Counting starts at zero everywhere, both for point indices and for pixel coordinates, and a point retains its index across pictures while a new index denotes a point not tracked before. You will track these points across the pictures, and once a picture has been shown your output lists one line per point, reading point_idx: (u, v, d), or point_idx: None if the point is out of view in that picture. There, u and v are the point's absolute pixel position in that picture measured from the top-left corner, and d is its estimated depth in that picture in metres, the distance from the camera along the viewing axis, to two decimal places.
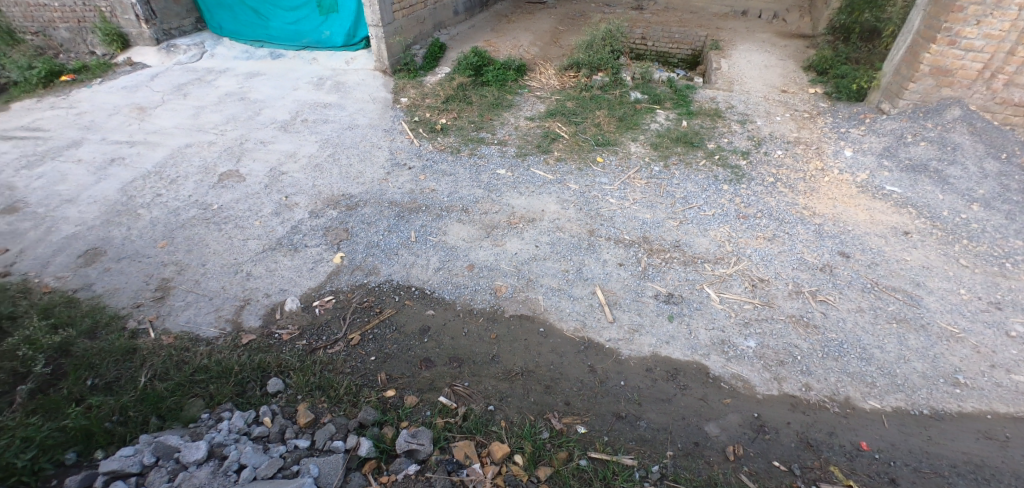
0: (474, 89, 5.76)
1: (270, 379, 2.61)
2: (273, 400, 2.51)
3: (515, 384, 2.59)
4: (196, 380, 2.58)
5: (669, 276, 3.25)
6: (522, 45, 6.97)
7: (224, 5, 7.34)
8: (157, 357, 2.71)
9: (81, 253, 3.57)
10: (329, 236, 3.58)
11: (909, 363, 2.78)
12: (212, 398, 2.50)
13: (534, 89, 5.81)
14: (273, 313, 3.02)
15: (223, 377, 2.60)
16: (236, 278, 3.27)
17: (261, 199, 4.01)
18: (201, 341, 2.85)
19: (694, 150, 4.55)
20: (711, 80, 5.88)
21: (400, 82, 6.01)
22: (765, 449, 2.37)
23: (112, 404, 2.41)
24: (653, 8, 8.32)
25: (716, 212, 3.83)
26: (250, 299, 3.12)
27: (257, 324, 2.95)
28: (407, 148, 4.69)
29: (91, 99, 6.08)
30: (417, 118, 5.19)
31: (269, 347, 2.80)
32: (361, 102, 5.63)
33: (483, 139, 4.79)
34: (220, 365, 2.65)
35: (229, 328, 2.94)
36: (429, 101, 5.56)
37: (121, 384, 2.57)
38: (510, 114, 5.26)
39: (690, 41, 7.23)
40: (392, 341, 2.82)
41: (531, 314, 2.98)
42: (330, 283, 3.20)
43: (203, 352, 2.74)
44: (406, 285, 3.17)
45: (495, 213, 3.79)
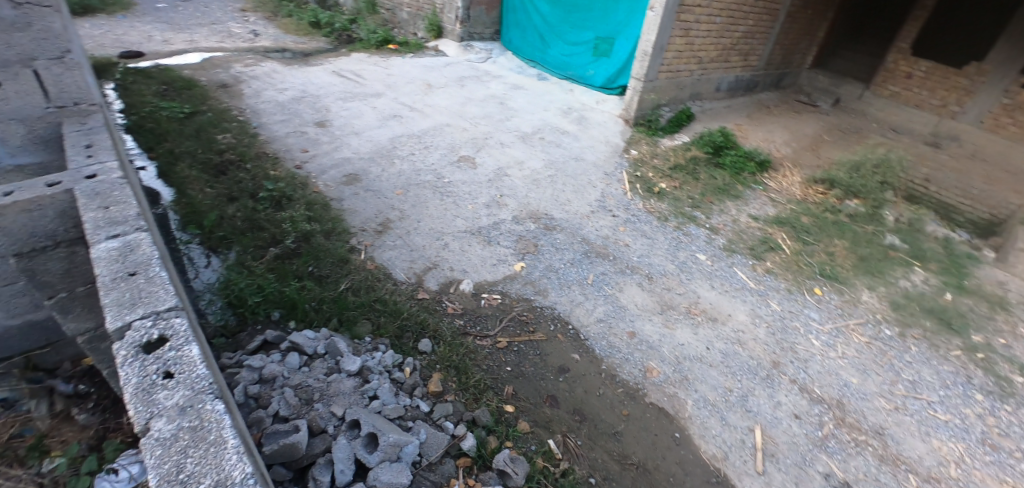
0: (707, 166, 5.56)
1: (424, 338, 2.89)
2: (418, 356, 2.77)
3: (625, 473, 2.40)
4: (375, 307, 3.01)
5: (854, 462, 2.65)
6: (775, 141, 6.50)
7: (520, 25, 8.50)
8: (360, 274, 3.26)
9: (346, 175, 4.48)
10: (519, 245, 3.83)
11: None
12: (379, 328, 2.89)
13: (771, 189, 5.36)
14: (450, 285, 3.35)
15: (393, 315, 2.98)
16: (436, 244, 3.72)
17: (480, 189, 4.51)
18: (391, 279, 3.31)
19: (950, 334, 3.64)
20: (1007, 260, 4.64)
21: (636, 135, 6.15)
22: None
23: (317, 293, 2.98)
24: (954, 151, 6.97)
25: (952, 420, 3.00)
26: (438, 265, 3.52)
27: (434, 288, 3.31)
28: (618, 196, 4.77)
29: (401, 66, 7.62)
30: (639, 173, 5.24)
31: (434, 311, 3.11)
32: (595, 140, 5.92)
33: (695, 218, 4.59)
34: (395, 305, 3.04)
35: (414, 280, 3.35)
36: (657, 161, 5.57)
37: (329, 281, 3.15)
38: (733, 204, 4.94)
39: (995, 204, 5.84)
40: (531, 362, 2.87)
41: (672, 413, 2.72)
42: (503, 284, 3.42)
43: (389, 289, 3.19)
44: (565, 320, 3.20)
45: (677, 294, 3.59)
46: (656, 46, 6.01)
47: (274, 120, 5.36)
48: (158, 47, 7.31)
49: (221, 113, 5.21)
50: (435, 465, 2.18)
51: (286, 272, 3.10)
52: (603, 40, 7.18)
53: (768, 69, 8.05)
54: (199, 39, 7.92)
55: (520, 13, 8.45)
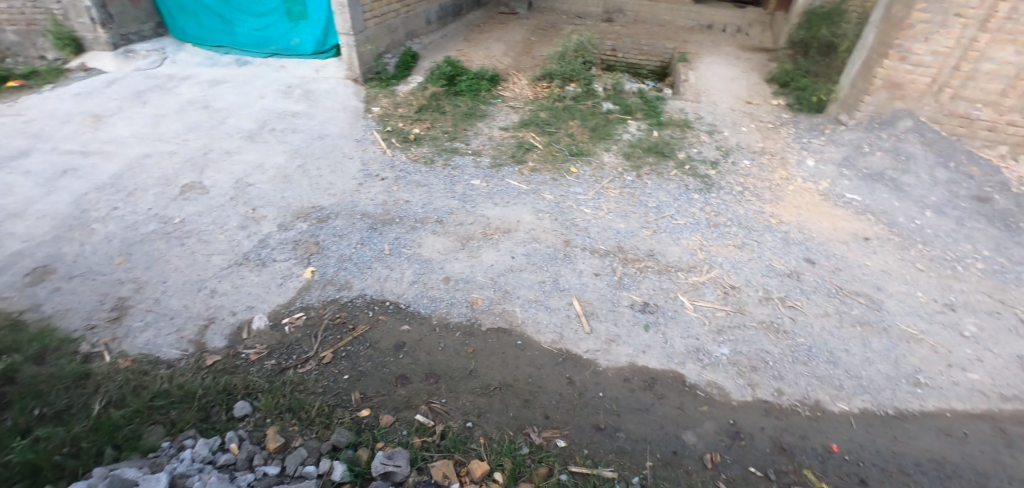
0: (447, 98, 5.72)
1: (237, 403, 2.49)
2: (240, 425, 2.40)
3: (493, 399, 2.55)
4: (157, 406, 2.43)
5: (644, 285, 3.30)
6: (494, 55, 6.96)
7: (189, 11, 7.12)
8: (113, 382, 2.56)
9: (29, 272, 3.36)
10: (299, 250, 3.47)
11: (873, 365, 2.91)
12: (173, 425, 2.36)
13: (508, 99, 5.81)
14: (239, 332, 2.90)
15: (187, 402, 2.47)
16: (199, 296, 3.13)
17: (226, 213, 3.87)
18: (161, 364, 2.71)
19: (665, 160, 4.65)
20: (679, 91, 6.01)
21: (372, 92, 5.91)
22: (741, 455, 2.40)
23: (62, 435, 2.19)
24: (622, 20, 8.50)
25: (688, 221, 3.93)
26: (215, 317, 2.99)
27: (222, 344, 2.82)
28: (379, 158, 4.61)
29: (39, 106, 5.75)
30: (389, 128, 5.12)
31: (234, 368, 2.68)
32: (332, 111, 5.52)
33: (456, 149, 4.75)
34: (182, 389, 2.52)
35: (192, 349, 2.80)
36: (402, 110, 5.49)
37: (71, 413, 2.39)
38: (483, 124, 5.24)
39: (659, 53, 7.40)
40: (365, 358, 2.75)
41: (508, 327, 2.95)
42: (300, 298, 3.10)
43: (163, 376, 2.61)
44: (380, 300, 3.10)
45: (470, 224, 3.77)
46: None
47: None
48: None
49: None
50: None
51: None
52: (293, 3, 6.49)
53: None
54: None
55: None
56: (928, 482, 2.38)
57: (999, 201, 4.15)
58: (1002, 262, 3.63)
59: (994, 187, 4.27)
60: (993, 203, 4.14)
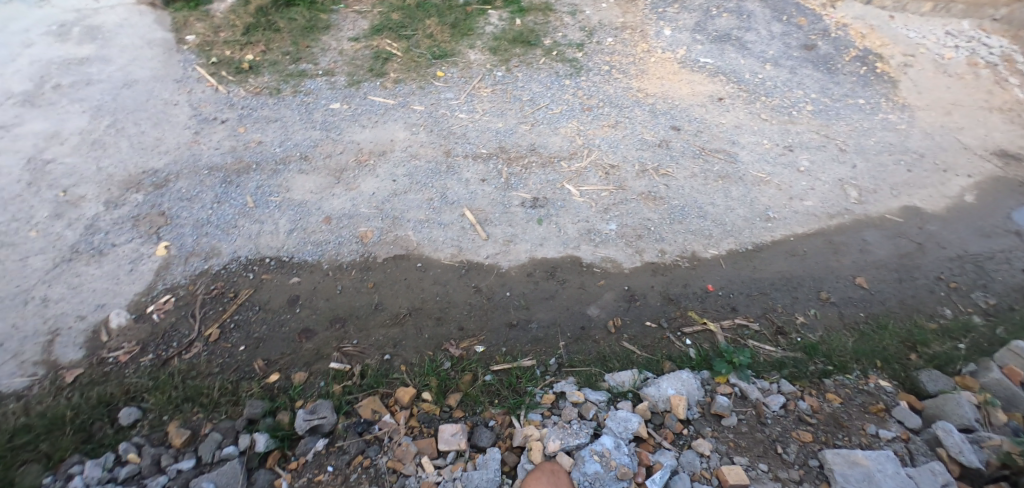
0: (279, 8, 4.79)
1: (121, 411, 2.24)
2: (134, 432, 2.17)
3: (406, 326, 2.55)
4: (18, 444, 2.07)
5: (531, 181, 3.33)
6: None
7: None
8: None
9: None
10: (141, 226, 2.98)
11: (734, 211, 3.30)
12: (51, 457, 2.05)
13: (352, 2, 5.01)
14: (97, 336, 2.53)
15: (59, 429, 2.14)
16: (28, 309, 2.61)
17: (27, 202, 3.12)
18: (8, 398, 2.28)
19: (533, 49, 4.50)
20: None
21: (179, 15, 4.69)
22: (637, 314, 2.69)
23: None
24: None
25: (563, 109, 3.93)
26: (59, 328, 2.55)
27: (80, 355, 2.45)
28: (212, 98, 3.91)
29: None
30: (215, 59, 4.24)
31: (107, 376, 2.38)
32: (131, 48, 4.32)
33: (304, 72, 4.15)
34: (45, 417, 2.17)
35: (43, 371, 2.39)
36: (224, 33, 4.50)
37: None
38: (331, 37, 4.56)
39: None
40: (260, 323, 2.58)
41: (405, 253, 2.88)
42: (162, 280, 2.74)
43: (15, 410, 2.22)
44: (259, 259, 2.85)
45: (340, 154, 3.44)
46: None
47: None
48: None
49: None
50: None
51: None
52: None
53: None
54: None
55: None
56: (780, 296, 2.86)
57: (821, 46, 4.66)
58: (825, 101, 4.17)
59: (818, 34, 4.76)
60: (817, 49, 4.63)
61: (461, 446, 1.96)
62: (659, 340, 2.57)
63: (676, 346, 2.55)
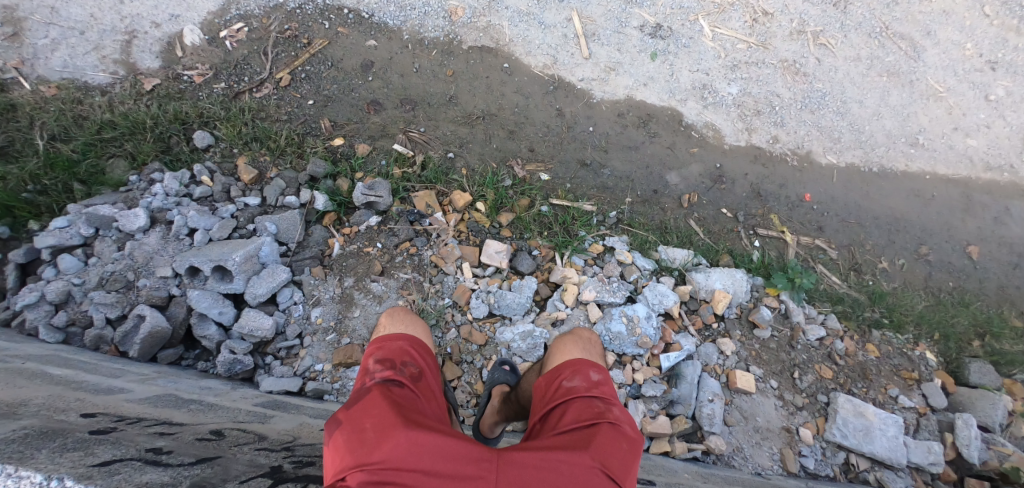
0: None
1: (193, 134, 2.35)
2: (207, 157, 2.30)
3: (476, 130, 2.39)
4: (106, 138, 2.30)
5: (661, 2, 2.67)
6: None
7: None
8: (46, 114, 2.33)
9: None
10: None
11: (881, 120, 2.79)
12: (135, 158, 2.29)
13: None
14: (172, 50, 2.49)
15: (140, 135, 2.31)
16: (105, 2, 2.48)
17: None
18: (94, 92, 2.42)
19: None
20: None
21: None
22: (717, 198, 2.45)
23: (18, 174, 2.18)
24: None
25: None
26: (136, 32, 2.49)
27: (157, 65, 2.48)
28: None
29: None
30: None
31: (182, 93, 2.42)
32: None
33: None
34: (128, 119, 2.32)
35: (123, 72, 2.46)
36: None
37: (18, 149, 2.27)
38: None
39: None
40: (330, 81, 2.46)
41: (493, 47, 2.54)
42: (236, 5, 2.52)
43: (102, 105, 2.37)
44: (337, 7, 2.54)
45: None
46: None
47: None
48: None
49: None
50: (305, 241, 2.04)
51: None
52: None
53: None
54: None
55: None
56: (877, 234, 2.62)
57: None
58: None
59: None
60: None
61: (501, 265, 2.01)
62: (727, 233, 2.40)
63: (742, 244, 2.40)
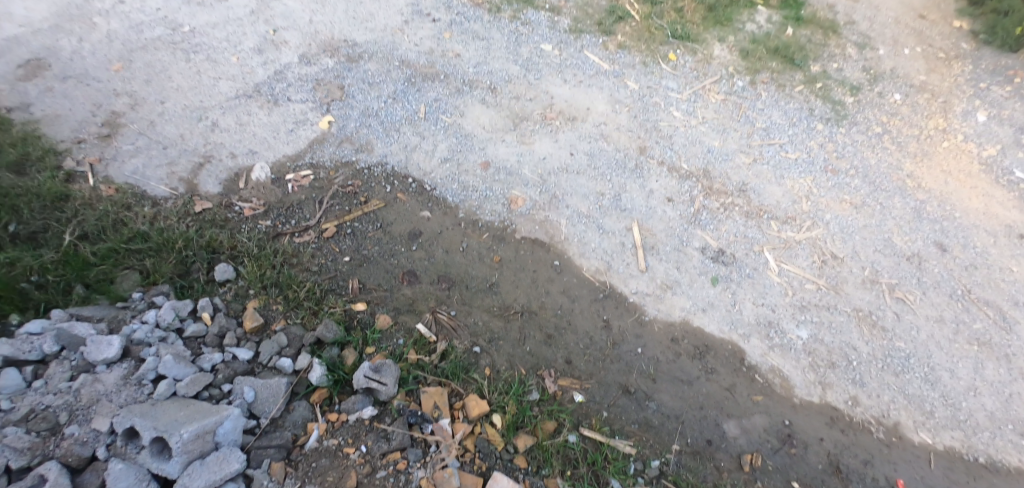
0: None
1: (217, 265, 2.23)
2: (219, 291, 2.15)
3: (511, 325, 2.17)
4: (131, 248, 2.21)
5: (724, 228, 2.65)
6: None
7: None
8: (92, 212, 2.30)
9: (23, 63, 2.94)
10: (319, 92, 2.95)
11: (980, 397, 2.31)
12: (149, 275, 2.15)
13: None
14: (237, 180, 2.56)
15: (166, 254, 2.21)
16: (199, 127, 2.74)
17: (244, 29, 3.24)
18: (146, 201, 2.42)
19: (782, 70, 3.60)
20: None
21: None
22: (785, 464, 1.98)
23: (29, 263, 2.04)
24: None
25: (801, 156, 3.09)
26: (212, 157, 2.64)
27: (216, 191, 2.52)
28: None
29: None
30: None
31: (227, 221, 2.40)
32: None
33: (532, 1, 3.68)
34: (161, 235, 2.26)
35: (183, 190, 2.50)
36: None
37: (45, 237, 2.19)
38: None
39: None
40: (373, 241, 2.40)
41: (547, 241, 2.47)
42: (311, 154, 2.68)
43: (146, 215, 2.34)
44: (403, 174, 2.64)
45: (529, 100, 3.03)
46: None
47: None
48: None
49: None
50: (282, 419, 1.76)
51: None
52: None
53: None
54: None
55: None
56: None
57: None
58: None
59: None
60: None
61: None
62: None
63: None
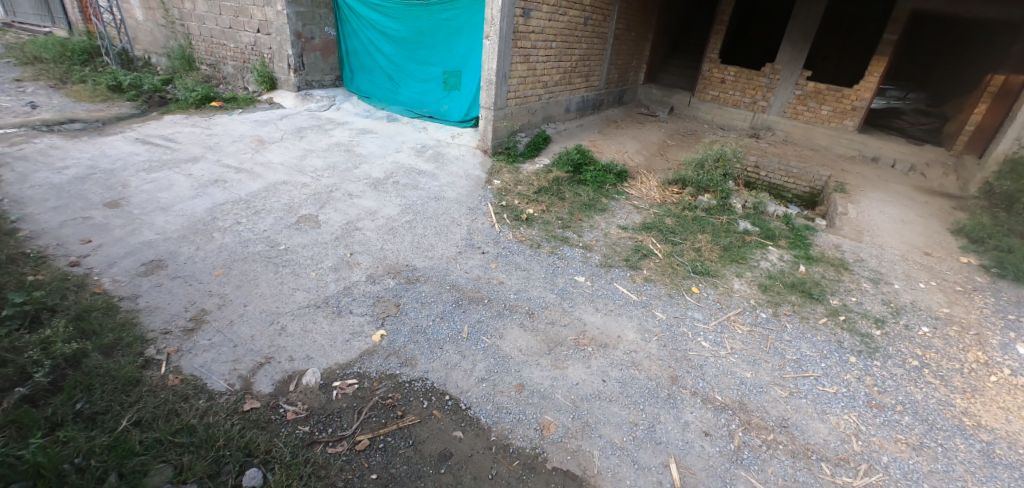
0: (570, 185, 5.26)
1: (248, 469, 2.20)
2: None
3: None
4: (175, 441, 2.27)
5: (771, 468, 2.45)
6: (627, 151, 6.67)
7: (365, 67, 7.27)
8: (153, 398, 2.48)
9: (146, 262, 3.55)
10: (378, 307, 3.21)
11: None
12: (181, 471, 2.16)
13: (633, 197, 5.32)
14: (288, 382, 2.64)
15: (204, 451, 2.24)
16: (268, 329, 2.97)
17: (326, 250, 3.75)
18: (204, 393, 2.55)
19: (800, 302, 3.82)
20: (836, 225, 5.29)
21: (497, 165, 5.47)
22: None
23: (80, 443, 2.17)
24: (770, 139, 8.24)
25: (839, 390, 3.01)
26: (272, 358, 2.78)
27: (267, 390, 2.59)
28: (486, 230, 4.28)
29: (225, 124, 6.15)
30: (505, 203, 4.71)
31: (268, 423, 2.42)
32: (455, 175, 5.16)
33: (567, 238, 4.25)
34: (206, 431, 2.32)
35: (238, 386, 2.62)
36: (521, 187, 5.04)
37: (104, 419, 2.36)
38: (600, 218, 4.69)
39: (810, 178, 6.75)
40: (402, 460, 2.31)
41: (579, 473, 2.33)
42: (360, 363, 2.79)
43: (199, 408, 2.45)
44: (441, 391, 2.65)
45: (562, 326, 3.21)
46: (500, 74, 5.41)
47: (45, 208, 4.19)
48: None
49: None
50: None
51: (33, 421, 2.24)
52: (451, 74, 6.37)
53: (609, 88, 8.37)
54: None
55: (362, 54, 7.23)
56: None
57: None
58: None
59: None
60: None
61: None
62: None
63: None
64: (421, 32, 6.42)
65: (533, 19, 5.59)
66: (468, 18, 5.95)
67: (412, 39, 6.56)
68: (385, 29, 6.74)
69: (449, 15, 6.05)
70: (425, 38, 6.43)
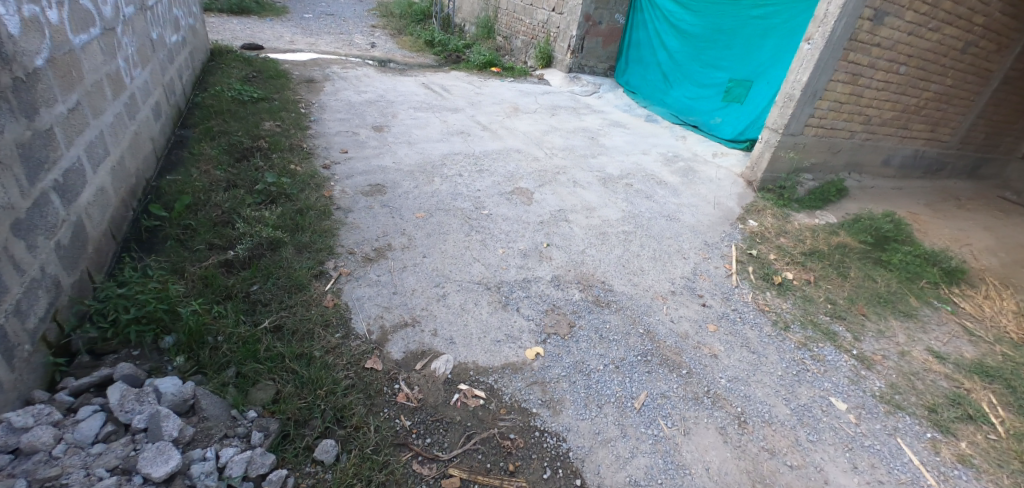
0: (861, 261, 3.55)
1: (326, 438, 1.86)
2: (305, 468, 1.76)
3: None
4: (290, 365, 2.11)
5: None
6: (971, 243, 4.35)
7: (642, 61, 6.65)
8: (303, 312, 2.40)
9: (372, 183, 3.70)
10: (548, 318, 2.60)
11: None
12: (276, 401, 1.97)
13: (964, 314, 3.27)
14: (418, 358, 2.26)
15: (304, 390, 2.01)
16: (430, 291, 2.66)
17: (525, 231, 3.29)
18: (343, 328, 2.37)
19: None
20: None
21: (760, 202, 4.22)
22: None
23: (227, 324, 2.24)
24: None
25: None
26: (418, 324, 2.45)
27: (396, 357, 2.26)
28: (717, 277, 3.23)
29: (494, 88, 6.38)
30: (755, 252, 3.52)
31: (376, 395, 2.06)
32: (700, 198, 4.16)
33: (835, 335, 2.85)
34: (318, 370, 2.09)
35: (375, 336, 2.36)
36: (785, 240, 3.72)
37: (259, 309, 2.39)
38: (899, 324, 3.04)
39: None
40: None
41: None
42: (497, 377, 2.22)
43: (329, 343, 2.26)
44: (574, 469, 1.89)
45: (787, 465, 2.05)
46: (809, 90, 4.07)
47: (335, 117, 4.87)
48: (282, 44, 7.65)
49: (286, 103, 4.97)
50: None
51: (214, 285, 2.43)
52: (739, 83, 5.25)
53: (964, 151, 5.84)
54: (321, 43, 8.02)
55: (643, 47, 6.63)
56: None
57: None
58: None
59: None
60: None
61: None
62: None
63: None
64: (720, 30, 5.44)
65: (887, 26, 4.01)
66: (787, 18, 4.71)
67: (706, 37, 5.63)
68: (678, 22, 5.97)
69: (763, 12, 4.91)
70: (722, 37, 5.43)
